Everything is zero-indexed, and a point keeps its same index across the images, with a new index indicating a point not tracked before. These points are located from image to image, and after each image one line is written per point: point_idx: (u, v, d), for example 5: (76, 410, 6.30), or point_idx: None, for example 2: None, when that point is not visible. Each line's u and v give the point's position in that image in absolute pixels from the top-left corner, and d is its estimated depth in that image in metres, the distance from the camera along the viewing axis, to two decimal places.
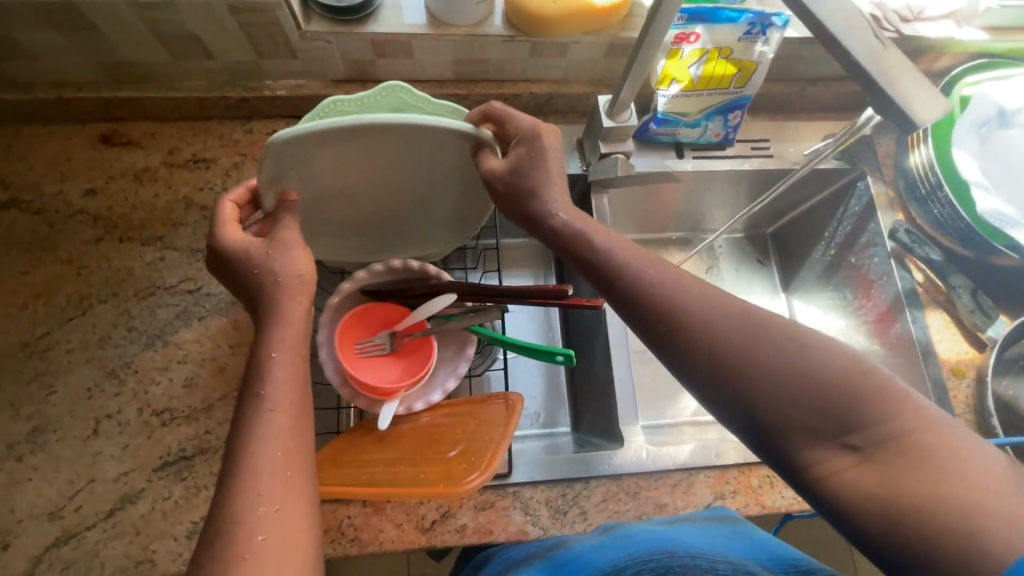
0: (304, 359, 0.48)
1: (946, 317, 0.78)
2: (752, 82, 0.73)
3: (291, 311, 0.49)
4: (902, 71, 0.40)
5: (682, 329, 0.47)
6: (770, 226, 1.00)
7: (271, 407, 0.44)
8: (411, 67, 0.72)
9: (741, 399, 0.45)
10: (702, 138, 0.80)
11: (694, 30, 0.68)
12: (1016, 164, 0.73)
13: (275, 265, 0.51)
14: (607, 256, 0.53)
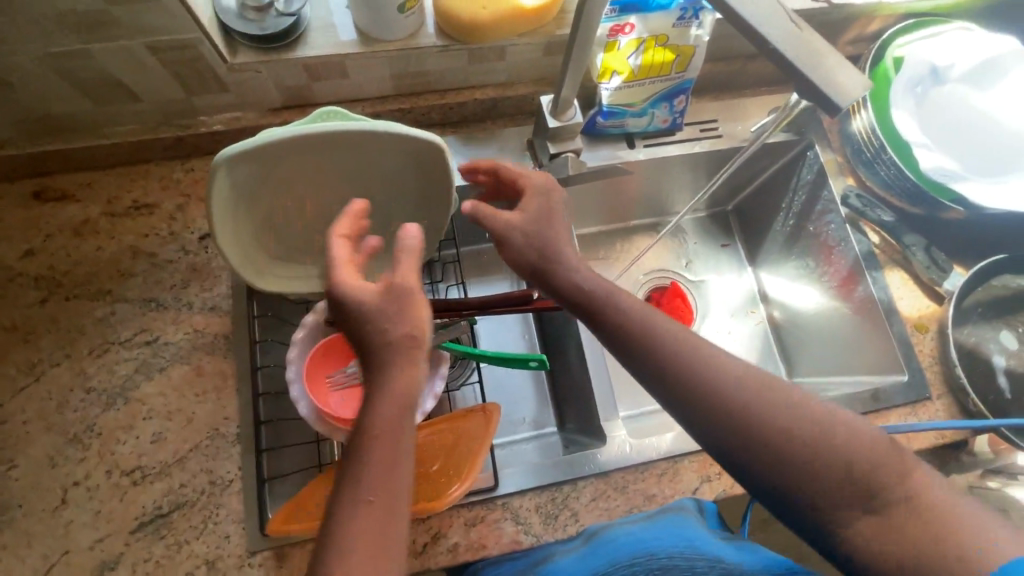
0: (400, 440, 0.46)
1: (904, 275, 0.80)
2: (691, 66, 0.73)
3: (400, 378, 0.46)
4: (819, 52, 0.41)
5: (706, 393, 0.47)
6: (730, 202, 1.01)
7: (368, 498, 0.43)
8: (348, 87, 0.70)
9: (765, 461, 0.45)
10: (650, 126, 0.80)
11: (629, 20, 0.68)
12: (950, 118, 0.76)
13: (385, 321, 0.47)
14: (618, 318, 0.51)
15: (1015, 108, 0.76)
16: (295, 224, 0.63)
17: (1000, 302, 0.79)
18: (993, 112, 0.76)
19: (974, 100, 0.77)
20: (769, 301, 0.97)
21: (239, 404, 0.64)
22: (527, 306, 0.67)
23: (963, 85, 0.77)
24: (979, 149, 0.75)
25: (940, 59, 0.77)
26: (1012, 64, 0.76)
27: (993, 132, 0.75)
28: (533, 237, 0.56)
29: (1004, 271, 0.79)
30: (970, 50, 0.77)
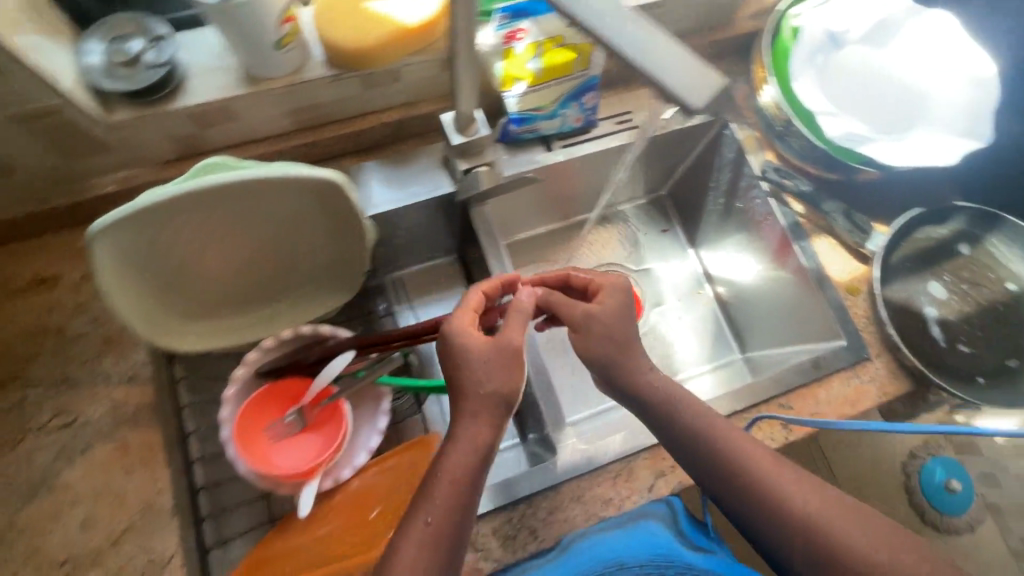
0: (471, 485, 0.51)
1: (831, 240, 0.81)
2: (594, 63, 0.72)
3: (473, 430, 0.52)
4: (669, 53, 0.40)
5: (765, 498, 0.52)
6: (661, 187, 1.01)
7: (416, 550, 0.49)
8: (242, 129, 0.67)
9: (795, 559, 0.51)
10: (564, 127, 0.79)
11: (521, 26, 0.67)
12: (853, 81, 0.76)
13: (491, 377, 0.53)
14: (682, 421, 0.56)
15: (913, 62, 0.76)
16: (201, 277, 0.62)
17: (925, 255, 0.81)
18: (892, 69, 0.76)
19: (873, 60, 0.77)
20: (713, 279, 0.98)
21: (171, 474, 0.62)
22: None
23: (861, 47, 0.77)
24: (884, 108, 0.75)
25: (834, 23, 0.77)
26: (903, 20, 0.76)
27: (894, 90, 0.75)
28: (614, 331, 0.59)
29: (924, 223, 0.81)
30: (862, 11, 0.77)
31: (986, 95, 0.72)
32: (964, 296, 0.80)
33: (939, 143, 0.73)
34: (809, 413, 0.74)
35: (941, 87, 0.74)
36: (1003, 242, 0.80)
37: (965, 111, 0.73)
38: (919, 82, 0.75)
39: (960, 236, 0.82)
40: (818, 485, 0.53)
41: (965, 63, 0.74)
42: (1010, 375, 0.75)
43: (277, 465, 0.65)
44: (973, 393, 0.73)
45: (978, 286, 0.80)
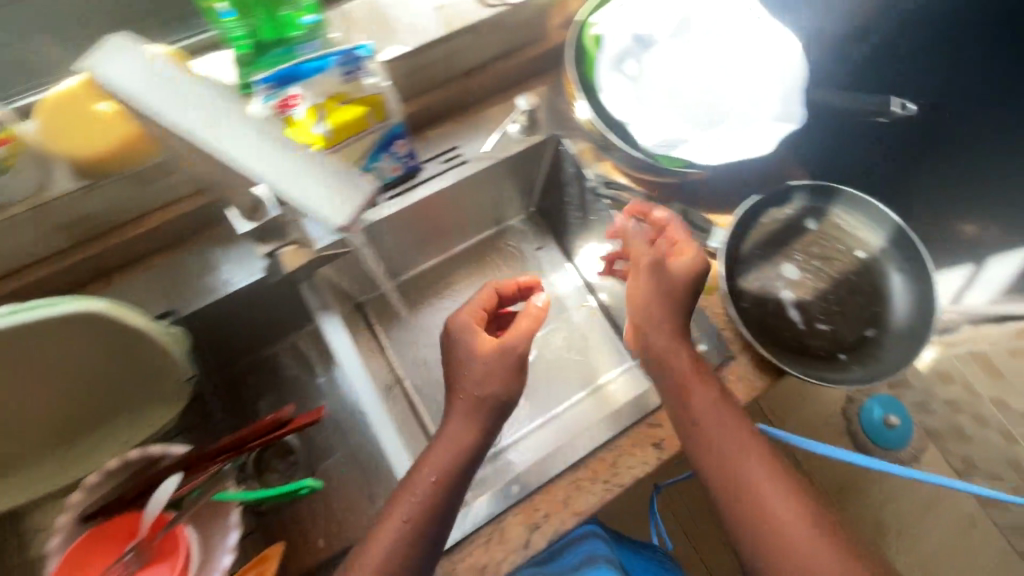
0: (450, 484, 0.61)
1: (682, 242, 0.78)
2: (390, 112, 0.68)
3: (460, 423, 0.64)
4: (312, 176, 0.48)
5: (721, 462, 0.60)
6: (530, 204, 0.96)
7: (404, 520, 0.59)
8: (5, 259, 0.61)
9: (737, 512, 0.59)
10: (382, 179, 0.75)
11: (293, 92, 0.61)
12: (665, 83, 0.73)
13: (477, 380, 0.65)
14: (685, 386, 0.64)
15: (722, 52, 0.73)
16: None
17: (776, 239, 0.80)
18: (702, 63, 0.74)
19: (683, 56, 0.74)
20: (596, 287, 0.93)
21: None
22: (283, 428, 0.62)
23: (668, 44, 0.74)
24: (700, 106, 0.73)
25: (635, 26, 0.74)
26: (703, 12, 0.74)
27: (706, 85, 0.73)
28: (668, 288, 0.66)
29: (767, 208, 0.80)
30: (662, 9, 0.74)
31: (793, 78, 0.70)
32: (818, 272, 0.79)
33: (755, 133, 0.70)
34: None
35: (751, 75, 0.72)
36: (846, 211, 0.79)
37: (776, 96, 0.70)
38: (730, 72, 0.73)
39: (806, 212, 0.80)
40: (769, 457, 0.61)
41: (770, 46, 0.72)
42: (869, 346, 0.74)
43: None
44: (837, 372, 0.73)
45: (830, 259, 0.79)
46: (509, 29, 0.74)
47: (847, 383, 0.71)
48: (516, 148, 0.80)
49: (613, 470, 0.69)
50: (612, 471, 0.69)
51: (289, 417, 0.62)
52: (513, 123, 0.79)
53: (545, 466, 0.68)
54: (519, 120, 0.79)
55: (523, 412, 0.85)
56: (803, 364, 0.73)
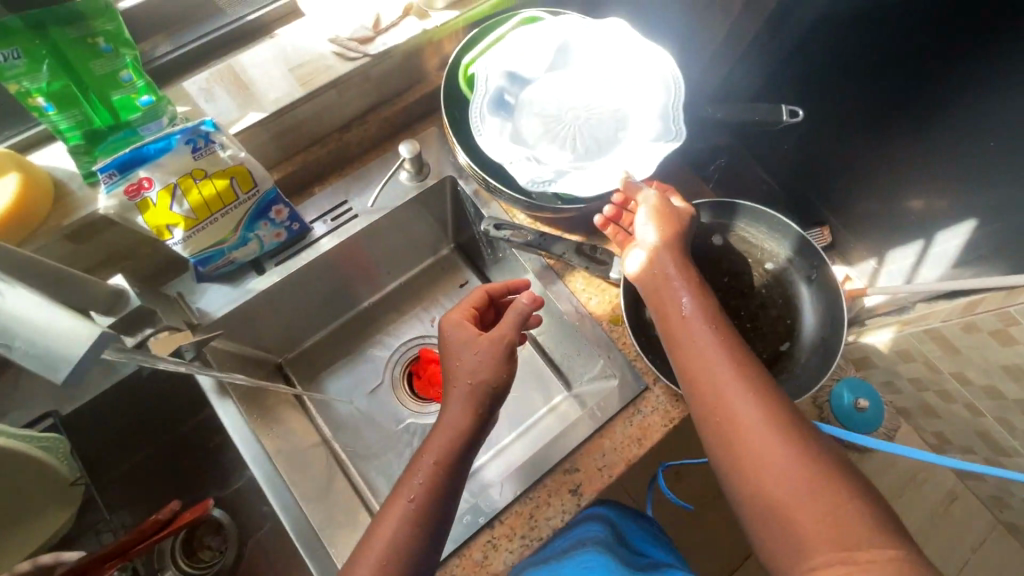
0: (456, 469, 0.57)
1: (584, 275, 0.77)
2: (258, 180, 0.66)
3: (452, 406, 0.59)
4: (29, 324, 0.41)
5: (724, 407, 0.55)
6: (447, 242, 0.93)
7: (410, 499, 0.55)
8: None
9: (731, 460, 0.54)
10: (266, 246, 0.73)
11: (139, 176, 0.58)
12: (546, 119, 0.72)
13: (470, 365, 0.60)
14: (689, 327, 0.60)
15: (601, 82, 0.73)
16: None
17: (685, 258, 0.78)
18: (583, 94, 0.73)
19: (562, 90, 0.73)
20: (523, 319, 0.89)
21: None
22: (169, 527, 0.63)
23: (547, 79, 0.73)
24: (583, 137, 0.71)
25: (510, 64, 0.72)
26: (580, 41, 0.73)
27: (588, 116, 0.72)
28: (670, 243, 0.64)
29: None
30: (539, 38, 0.72)
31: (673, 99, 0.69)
32: (728, 289, 0.76)
33: (637, 158, 0.69)
34: (597, 468, 0.68)
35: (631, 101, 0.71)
36: (749, 224, 0.77)
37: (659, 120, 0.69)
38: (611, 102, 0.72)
39: (709, 228, 0.78)
40: (780, 399, 0.55)
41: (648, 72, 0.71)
42: (783, 362, 0.72)
43: None
44: None
45: (739, 274, 0.77)
46: (378, 78, 0.73)
47: None
48: (409, 194, 0.78)
49: (530, 523, 0.66)
50: (530, 525, 0.66)
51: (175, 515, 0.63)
52: (401, 170, 0.77)
53: (456, 529, 0.65)
54: (405, 167, 0.77)
55: None
56: None
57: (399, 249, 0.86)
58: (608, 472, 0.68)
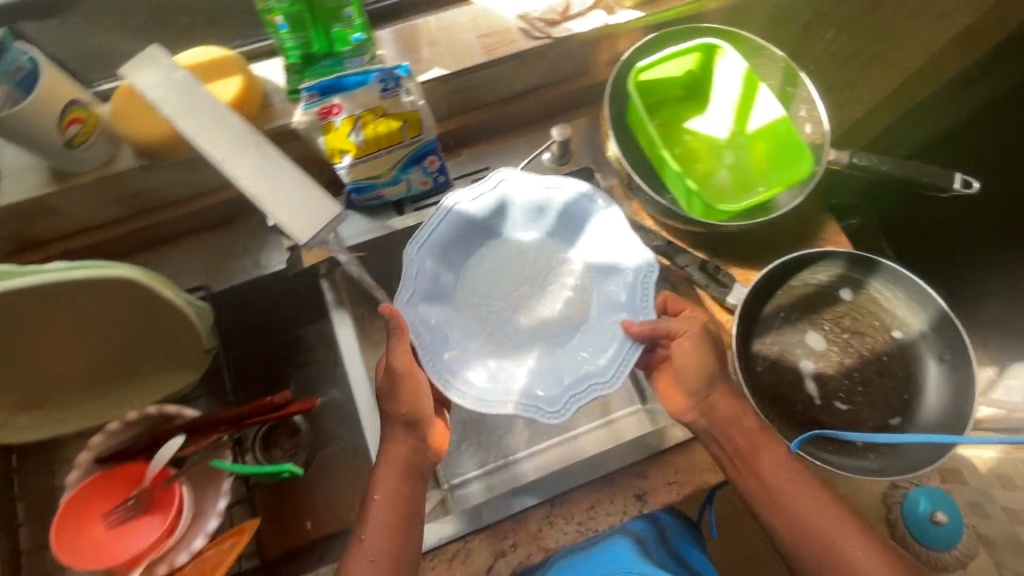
0: (406, 503, 0.60)
1: (697, 294, 0.76)
2: (425, 128, 0.70)
3: (392, 448, 0.62)
4: (289, 190, 0.50)
5: (820, 542, 0.57)
6: None
7: (362, 537, 0.58)
8: (70, 220, 0.70)
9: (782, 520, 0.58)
10: (412, 191, 0.79)
11: (333, 101, 0.65)
12: (490, 290, 0.73)
13: (387, 401, 0.64)
14: (764, 472, 0.60)
15: (564, 286, 0.72)
16: (37, 367, 0.65)
17: (805, 302, 0.76)
18: (547, 276, 0.73)
19: (529, 267, 0.74)
20: None
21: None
22: (279, 410, 0.70)
23: (524, 246, 0.74)
24: (478, 347, 0.69)
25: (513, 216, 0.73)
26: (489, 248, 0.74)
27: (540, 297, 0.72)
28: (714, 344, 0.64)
29: (801, 269, 0.75)
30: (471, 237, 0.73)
31: (598, 372, 0.64)
32: (845, 346, 0.74)
33: (587, 337, 0.67)
34: (667, 482, 0.69)
35: (583, 332, 0.69)
36: (886, 287, 0.74)
37: (576, 383, 0.64)
38: (569, 313, 0.71)
39: (840, 280, 0.75)
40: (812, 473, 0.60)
41: (615, 309, 0.67)
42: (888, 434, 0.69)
43: (117, 546, 0.66)
44: (847, 458, 0.67)
45: (861, 334, 0.74)
46: (551, 60, 0.76)
47: (854, 470, 0.66)
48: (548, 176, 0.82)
49: (590, 513, 0.68)
50: (589, 514, 0.68)
51: (286, 402, 0.70)
52: (546, 151, 0.81)
53: (520, 496, 0.68)
54: (551, 149, 0.81)
55: (524, 436, 0.85)
56: (811, 443, 0.68)
57: None
58: (678, 488, 0.68)
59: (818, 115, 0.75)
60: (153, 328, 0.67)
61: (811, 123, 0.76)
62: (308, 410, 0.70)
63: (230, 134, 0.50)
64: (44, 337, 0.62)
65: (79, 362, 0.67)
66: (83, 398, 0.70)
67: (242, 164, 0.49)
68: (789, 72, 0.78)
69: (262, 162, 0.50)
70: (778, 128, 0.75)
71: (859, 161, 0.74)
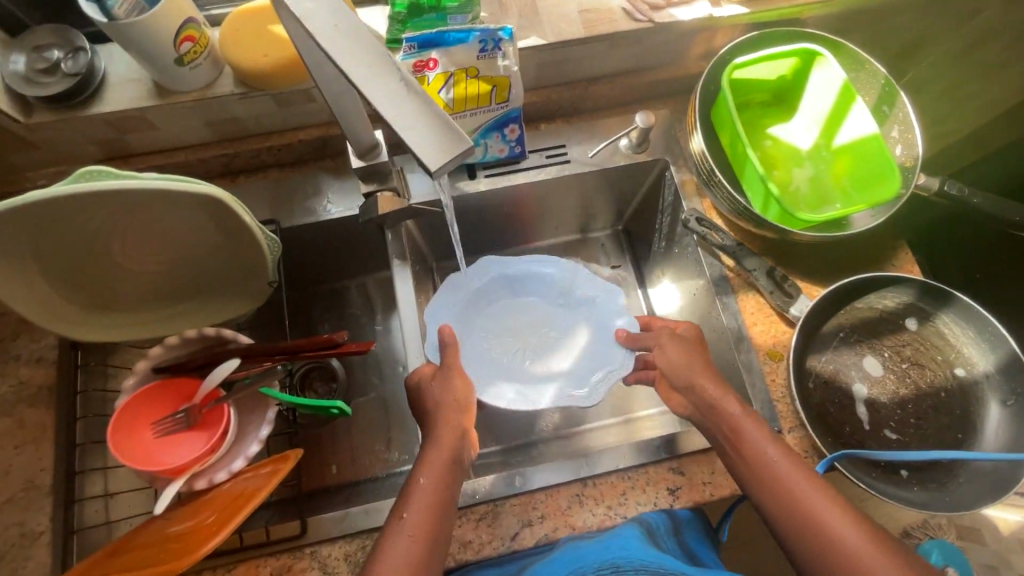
0: (447, 489, 0.59)
1: (756, 300, 0.76)
2: (513, 96, 0.71)
3: (443, 431, 0.63)
4: (423, 116, 0.37)
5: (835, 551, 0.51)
6: (620, 222, 0.95)
7: (404, 515, 0.56)
8: (161, 135, 0.72)
9: (798, 525, 0.54)
10: (487, 157, 0.79)
11: (431, 55, 0.65)
12: (489, 348, 0.81)
13: (436, 394, 0.67)
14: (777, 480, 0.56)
15: (558, 328, 0.83)
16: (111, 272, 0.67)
17: (865, 326, 0.74)
18: (535, 334, 0.83)
19: (519, 327, 0.83)
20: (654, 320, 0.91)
21: (55, 455, 0.67)
22: (333, 349, 0.71)
23: (513, 312, 0.84)
24: (496, 386, 0.77)
25: (507, 286, 0.85)
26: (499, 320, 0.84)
27: (549, 344, 0.82)
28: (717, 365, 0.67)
29: (867, 292, 0.74)
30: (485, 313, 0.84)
31: (607, 365, 0.78)
32: (902, 376, 0.73)
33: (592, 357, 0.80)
34: (701, 482, 0.68)
35: (576, 363, 0.80)
36: (957, 322, 0.71)
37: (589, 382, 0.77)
38: (563, 346, 0.82)
39: (907, 309, 0.74)
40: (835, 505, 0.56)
41: (607, 330, 0.81)
42: (939, 470, 0.67)
43: (161, 455, 0.67)
44: (893, 486, 0.66)
45: (921, 366, 0.72)
46: (646, 44, 0.76)
47: (900, 499, 0.64)
48: (622, 162, 0.82)
49: (621, 498, 0.68)
50: (620, 500, 0.68)
51: (341, 342, 0.71)
52: (624, 137, 0.81)
53: (554, 469, 0.68)
54: (629, 135, 0.80)
55: (555, 419, 0.86)
56: (857, 466, 0.66)
57: (585, 210, 0.90)
58: (712, 489, 0.68)
59: (913, 138, 0.73)
60: (225, 249, 0.68)
61: (903, 145, 0.74)
62: (362, 352, 0.71)
63: (361, 38, 0.39)
64: (124, 243, 0.62)
65: (149, 273, 0.68)
66: (146, 311, 0.72)
67: (379, 82, 0.38)
68: (888, 89, 0.76)
69: (399, 87, 0.38)
70: (868, 145, 0.72)
71: (949, 190, 0.72)
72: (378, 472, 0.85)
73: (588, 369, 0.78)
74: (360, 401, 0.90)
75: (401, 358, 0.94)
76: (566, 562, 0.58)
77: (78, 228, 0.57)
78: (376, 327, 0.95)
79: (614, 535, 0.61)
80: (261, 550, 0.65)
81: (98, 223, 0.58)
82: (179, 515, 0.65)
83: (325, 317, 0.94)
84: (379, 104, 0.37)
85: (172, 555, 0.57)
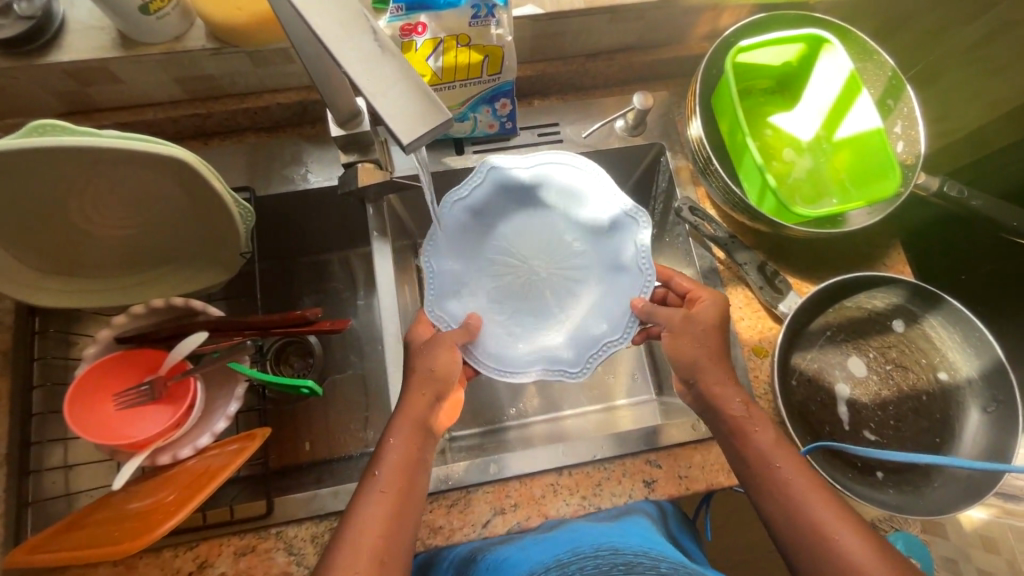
0: (418, 448, 0.57)
1: (746, 295, 0.74)
2: (505, 68, 0.67)
3: (413, 393, 0.60)
4: (401, 86, 0.34)
5: (790, 511, 0.53)
6: None
7: (378, 470, 0.55)
8: (128, 89, 0.68)
9: (756, 477, 0.56)
10: (477, 132, 0.76)
11: (419, 19, 0.61)
12: (498, 264, 0.75)
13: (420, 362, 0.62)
14: (770, 466, 0.56)
15: (566, 257, 0.75)
16: None
17: (852, 324, 0.73)
18: (548, 250, 0.76)
19: (528, 241, 0.76)
20: None
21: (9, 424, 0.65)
22: (305, 326, 0.69)
23: (525, 227, 0.76)
24: (497, 323, 0.71)
25: (510, 197, 0.75)
26: (504, 243, 0.76)
27: (555, 274, 0.75)
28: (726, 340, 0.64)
29: (857, 291, 0.72)
30: (485, 232, 0.75)
31: (607, 333, 0.69)
32: (885, 378, 0.72)
33: (593, 303, 0.72)
34: (678, 475, 0.68)
35: (584, 301, 0.73)
36: (944, 324, 0.70)
37: (590, 347, 0.68)
38: (569, 283, 0.75)
39: (894, 310, 0.73)
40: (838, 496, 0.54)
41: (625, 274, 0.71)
42: (914, 474, 0.67)
43: (122, 429, 0.64)
44: (868, 488, 0.65)
45: (904, 368, 0.72)
46: (650, 20, 0.72)
47: (874, 501, 0.64)
48: (616, 144, 0.79)
49: (595, 489, 0.67)
50: (594, 490, 0.67)
51: (314, 319, 0.69)
52: (620, 118, 0.78)
53: (529, 458, 0.67)
54: (626, 117, 0.77)
55: (535, 405, 0.85)
56: (832, 465, 0.66)
57: None
58: (687, 483, 0.67)
59: (915, 134, 0.70)
60: (194, 214, 0.64)
61: (904, 142, 0.72)
62: (336, 331, 0.68)
63: None
64: (82, 206, 0.58)
65: (109, 238, 0.64)
66: (107, 277, 0.68)
67: (351, 47, 0.34)
68: (894, 82, 0.73)
69: (374, 54, 0.34)
70: (871, 139, 0.69)
71: (948, 191, 0.70)
72: (352, 450, 0.83)
73: (589, 320, 0.71)
74: (336, 378, 0.88)
75: (380, 336, 0.91)
76: (562, 543, 0.57)
77: (30, 186, 0.53)
78: (357, 302, 0.92)
79: (619, 524, 0.59)
80: (226, 529, 0.63)
81: (49, 181, 0.53)
82: (145, 488, 0.63)
83: (303, 291, 0.91)
84: (358, 77, 0.33)
85: (129, 534, 0.55)
